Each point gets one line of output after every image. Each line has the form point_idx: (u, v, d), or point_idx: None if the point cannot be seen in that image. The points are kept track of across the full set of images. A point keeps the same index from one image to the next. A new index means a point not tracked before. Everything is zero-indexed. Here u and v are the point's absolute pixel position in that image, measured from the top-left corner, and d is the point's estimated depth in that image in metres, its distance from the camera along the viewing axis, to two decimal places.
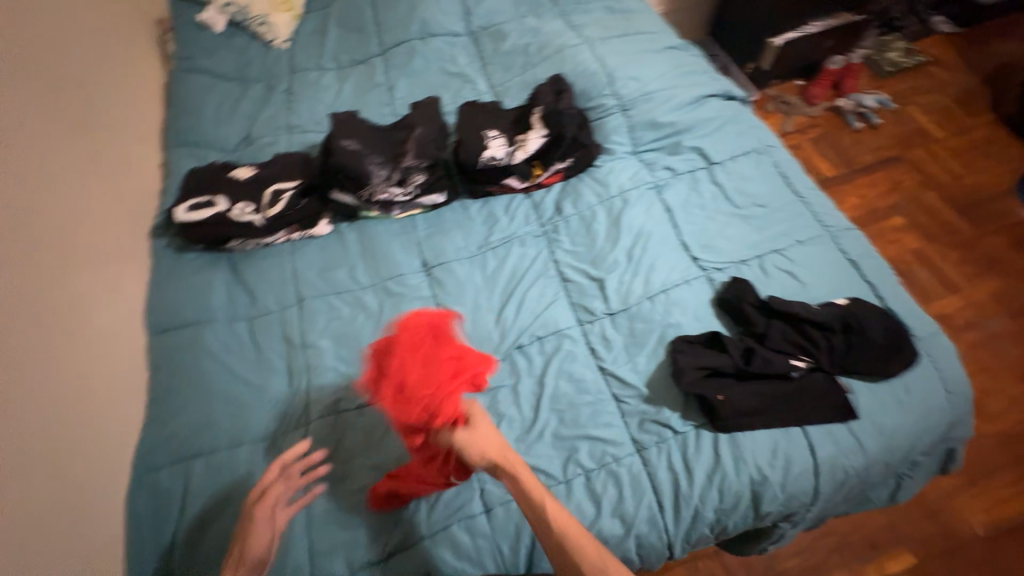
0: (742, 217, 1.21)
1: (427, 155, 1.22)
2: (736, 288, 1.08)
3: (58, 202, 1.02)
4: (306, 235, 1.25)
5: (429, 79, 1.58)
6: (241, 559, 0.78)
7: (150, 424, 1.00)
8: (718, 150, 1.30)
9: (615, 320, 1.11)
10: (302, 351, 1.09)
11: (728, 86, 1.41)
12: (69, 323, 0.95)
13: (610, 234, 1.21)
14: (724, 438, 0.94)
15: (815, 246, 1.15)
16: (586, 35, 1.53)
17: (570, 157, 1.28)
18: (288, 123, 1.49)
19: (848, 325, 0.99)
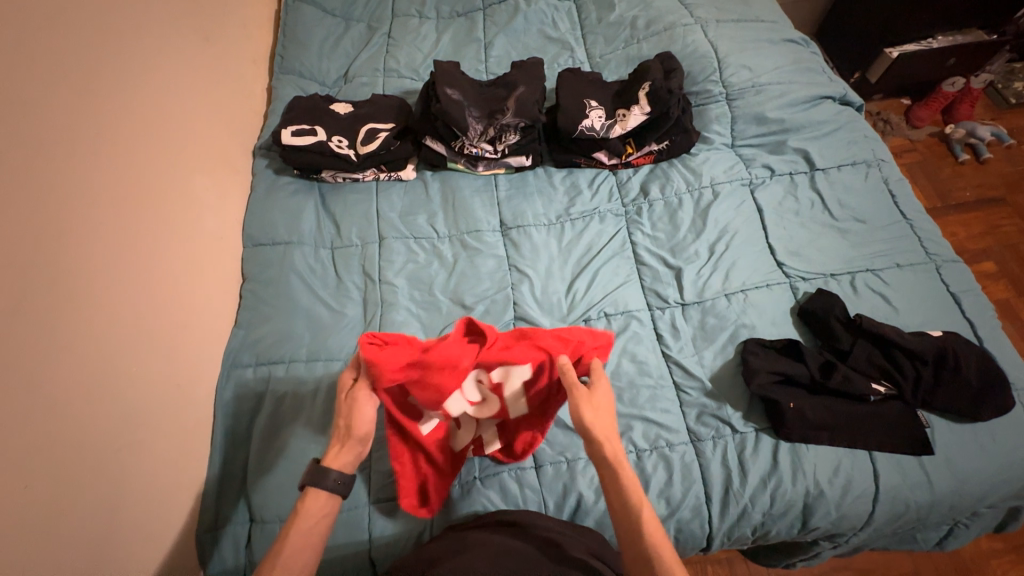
0: (838, 230, 1.15)
1: (525, 115, 1.21)
2: (824, 300, 1.04)
3: (179, 113, 1.10)
4: (393, 177, 1.29)
5: (527, 39, 1.53)
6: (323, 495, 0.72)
7: (240, 327, 1.10)
8: (823, 155, 1.23)
9: (686, 311, 1.09)
10: (377, 287, 1.13)
11: (847, 90, 1.32)
12: (184, 224, 1.04)
13: (694, 225, 1.18)
14: (785, 446, 0.93)
15: (915, 273, 1.09)
16: (699, 15, 1.44)
17: (667, 140, 1.25)
18: (383, 65, 1.49)
19: (942, 358, 0.94)
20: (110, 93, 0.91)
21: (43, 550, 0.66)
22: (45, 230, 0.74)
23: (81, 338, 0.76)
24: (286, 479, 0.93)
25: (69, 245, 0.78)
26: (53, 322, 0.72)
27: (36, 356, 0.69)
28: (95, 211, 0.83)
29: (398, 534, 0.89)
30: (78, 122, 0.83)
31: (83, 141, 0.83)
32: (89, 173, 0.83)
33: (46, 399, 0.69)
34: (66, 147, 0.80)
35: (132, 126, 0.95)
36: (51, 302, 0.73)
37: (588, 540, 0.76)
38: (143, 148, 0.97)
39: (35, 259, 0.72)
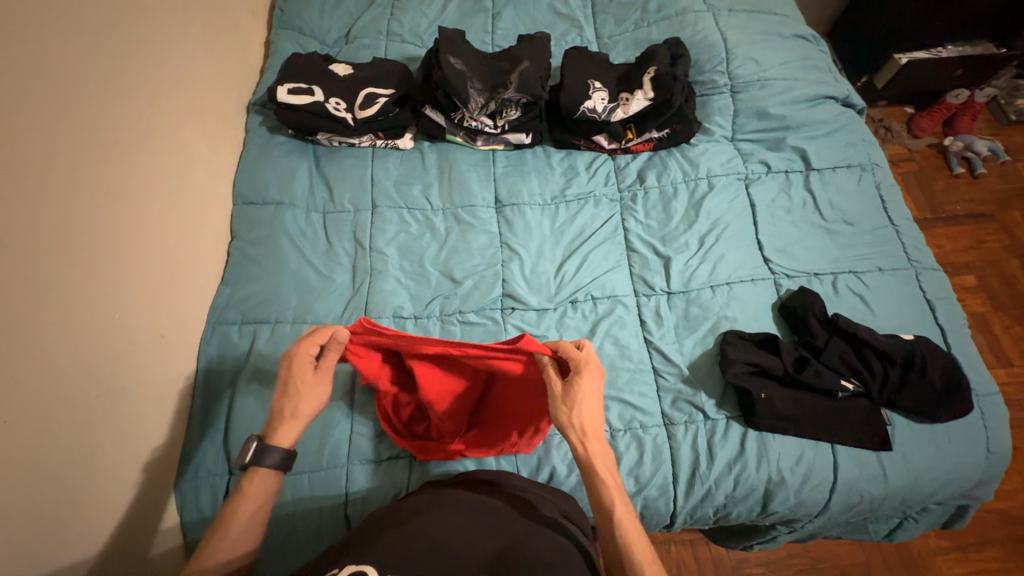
0: (826, 231, 1.17)
1: (528, 92, 1.18)
2: (805, 297, 1.06)
3: (173, 59, 1.06)
4: (390, 145, 1.27)
5: (537, 13, 1.50)
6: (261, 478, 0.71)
7: (227, 285, 1.09)
8: (821, 155, 1.24)
9: (671, 300, 1.11)
10: (367, 254, 1.13)
11: (850, 91, 1.32)
12: (172, 174, 1.01)
13: (687, 215, 1.19)
14: (753, 435, 0.96)
15: (895, 278, 1.11)
16: (712, 2, 1.42)
17: (667, 128, 1.24)
18: (386, 27, 1.44)
19: (910, 360, 0.98)
20: (96, 30, 0.87)
21: (18, 487, 0.66)
22: (23, 165, 0.71)
23: (60, 281, 0.75)
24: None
25: (52, 185, 0.75)
26: (29, 262, 0.71)
27: (13, 296, 0.68)
28: (78, 151, 0.81)
29: (375, 492, 0.92)
30: (59, 55, 0.79)
31: (66, 76, 0.80)
32: (72, 113, 0.80)
33: (23, 340, 0.69)
34: (46, 80, 0.76)
35: (120, 66, 0.91)
36: (29, 242, 0.71)
37: (561, 502, 0.79)
38: (133, 93, 0.94)
39: (12, 196, 0.69)
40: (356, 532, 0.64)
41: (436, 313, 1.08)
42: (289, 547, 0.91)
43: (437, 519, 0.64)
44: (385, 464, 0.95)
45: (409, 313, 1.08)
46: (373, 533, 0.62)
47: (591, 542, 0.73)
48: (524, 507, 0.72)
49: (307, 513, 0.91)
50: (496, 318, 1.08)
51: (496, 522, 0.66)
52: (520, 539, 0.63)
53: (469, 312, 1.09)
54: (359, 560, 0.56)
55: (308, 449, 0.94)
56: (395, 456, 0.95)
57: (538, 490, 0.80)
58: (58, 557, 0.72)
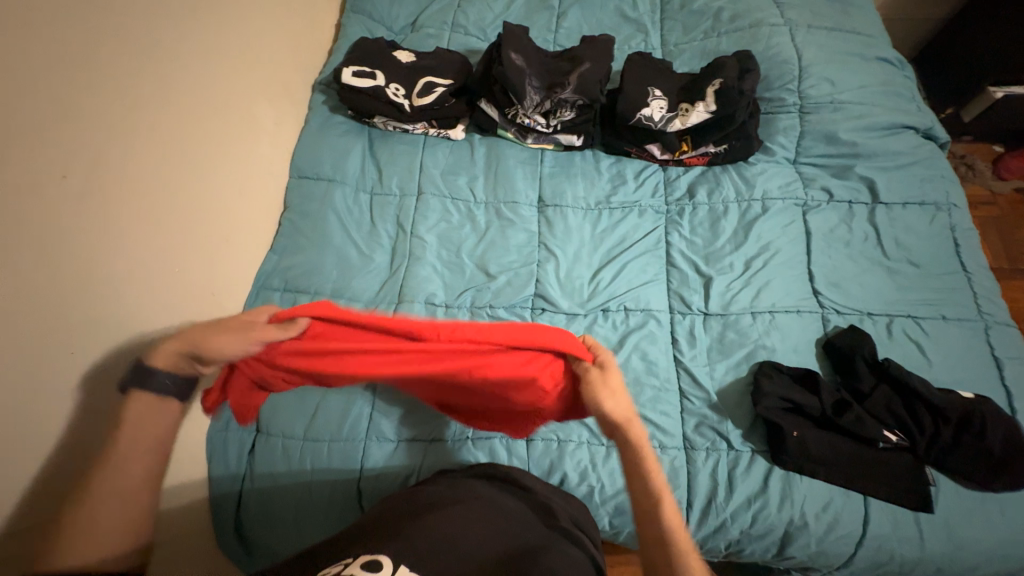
0: (886, 269, 1.10)
1: (584, 95, 1.17)
2: (854, 337, 1.00)
3: (252, 36, 1.13)
4: (442, 134, 1.29)
5: (603, 15, 1.48)
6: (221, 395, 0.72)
7: (275, 253, 1.14)
8: (890, 188, 1.15)
9: (708, 321, 1.07)
10: (408, 239, 1.16)
11: (933, 122, 1.22)
12: (237, 143, 1.07)
13: (734, 236, 1.15)
14: (777, 473, 0.92)
15: (959, 329, 1.03)
16: (790, 16, 1.35)
17: (725, 144, 1.19)
18: (451, 19, 1.46)
19: (967, 420, 0.90)
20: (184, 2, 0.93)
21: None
22: (105, 121, 0.77)
23: (127, 232, 0.81)
24: (296, 400, 1.00)
25: (128, 141, 0.81)
26: (103, 211, 0.77)
27: (87, 240, 0.74)
28: (158, 112, 0.87)
29: (389, 469, 0.95)
30: (149, 23, 0.85)
31: (151, 42, 0.86)
32: (153, 77, 0.86)
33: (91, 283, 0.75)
34: (134, 44, 0.82)
35: (199, 36, 0.97)
36: (106, 192, 0.77)
37: (574, 512, 0.78)
38: (214, 65, 1.01)
39: (97, 147, 0.76)
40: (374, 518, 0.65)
41: (467, 304, 1.10)
42: (304, 509, 0.95)
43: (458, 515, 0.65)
44: (402, 443, 0.97)
45: (442, 301, 1.10)
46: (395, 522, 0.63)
47: (603, 554, 0.72)
48: (540, 509, 0.73)
49: (322, 479, 0.95)
50: (525, 316, 1.08)
51: (515, 524, 0.67)
52: (531, 547, 0.62)
53: (499, 307, 1.09)
54: (376, 549, 0.56)
55: (331, 418, 0.98)
56: (412, 438, 0.97)
57: (552, 494, 0.79)
58: None
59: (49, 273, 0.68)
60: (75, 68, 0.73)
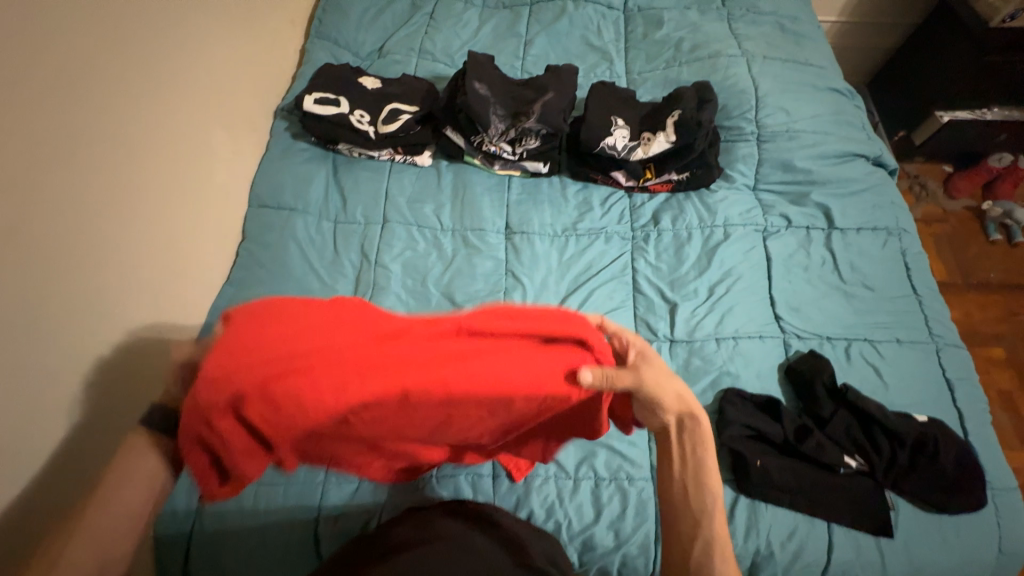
0: (843, 294, 1.13)
1: (548, 125, 1.18)
2: (814, 362, 1.02)
3: (208, 64, 1.11)
4: (408, 160, 1.28)
5: (569, 44, 1.51)
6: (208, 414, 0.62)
7: (230, 286, 1.09)
8: (844, 214, 1.20)
9: (673, 348, 1.08)
10: (372, 268, 1.14)
11: (882, 150, 1.27)
12: (187, 173, 1.03)
13: (698, 262, 1.17)
14: (743, 502, 0.91)
15: (913, 351, 1.06)
16: (747, 47, 1.40)
17: (687, 172, 1.22)
18: (419, 45, 1.46)
19: (922, 442, 0.92)
20: (129, 32, 0.91)
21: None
22: (35, 157, 0.74)
23: (59, 272, 0.77)
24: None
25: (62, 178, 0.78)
26: (30, 252, 0.73)
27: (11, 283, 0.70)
28: (97, 145, 0.84)
29: (347, 513, 0.90)
30: (91, 55, 0.83)
31: (89, 73, 0.83)
32: (93, 109, 0.83)
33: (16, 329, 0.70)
34: (73, 78, 0.80)
35: (145, 66, 0.94)
36: (34, 232, 0.73)
37: (547, 548, 0.75)
38: (164, 94, 0.98)
39: (25, 184, 0.72)
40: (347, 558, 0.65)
41: None
42: (255, 559, 0.89)
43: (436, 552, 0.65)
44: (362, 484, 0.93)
45: None
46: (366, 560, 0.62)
47: None
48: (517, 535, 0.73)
49: (276, 526, 0.90)
50: None
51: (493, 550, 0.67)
52: None
53: None
54: None
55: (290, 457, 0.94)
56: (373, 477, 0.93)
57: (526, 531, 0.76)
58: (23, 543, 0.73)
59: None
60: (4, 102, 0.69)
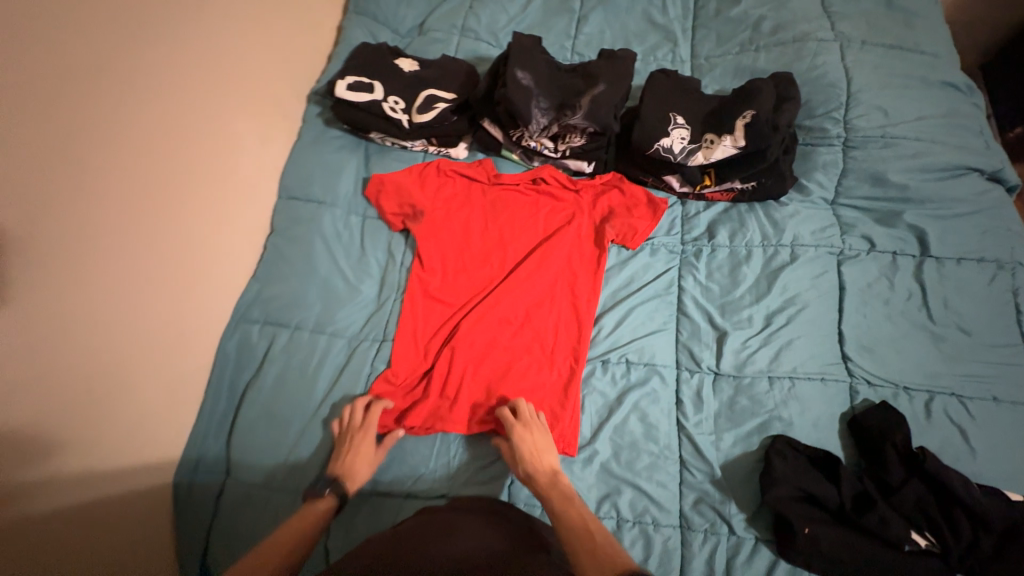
0: (930, 336, 0.96)
1: (596, 121, 1.05)
2: (886, 418, 0.88)
3: (237, 45, 1.06)
4: (442, 152, 1.21)
5: (628, 21, 1.34)
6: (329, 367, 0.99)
7: (256, 281, 1.07)
8: (943, 240, 1.01)
9: (718, 383, 0.97)
10: (399, 269, 1.09)
11: (1002, 163, 1.05)
12: (216, 169, 1.01)
13: (756, 286, 1.03)
14: (784, 567, 0.81)
15: (1013, 413, 0.89)
16: (842, 29, 1.19)
17: (754, 181, 1.06)
18: (461, 22, 1.35)
19: (1014, 530, 0.77)
20: (153, 16, 0.87)
21: (19, 485, 0.67)
22: (54, 157, 0.71)
23: (86, 280, 0.76)
24: (283, 399, 0.96)
25: (79, 173, 0.75)
26: (55, 259, 0.72)
27: (29, 288, 0.68)
28: (127, 138, 0.82)
29: (359, 526, 0.88)
30: (110, 46, 0.80)
31: (118, 60, 0.81)
32: (114, 106, 0.80)
33: (40, 338, 0.70)
34: (89, 72, 0.76)
35: (172, 57, 0.91)
36: (58, 238, 0.72)
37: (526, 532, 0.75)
38: (194, 82, 0.95)
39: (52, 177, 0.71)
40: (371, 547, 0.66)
41: None
42: None
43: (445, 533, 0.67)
44: (374, 499, 0.90)
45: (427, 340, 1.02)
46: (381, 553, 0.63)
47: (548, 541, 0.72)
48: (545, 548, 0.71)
49: None
50: None
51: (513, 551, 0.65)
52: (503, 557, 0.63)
53: None
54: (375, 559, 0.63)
55: (310, 444, 0.92)
56: (388, 492, 0.91)
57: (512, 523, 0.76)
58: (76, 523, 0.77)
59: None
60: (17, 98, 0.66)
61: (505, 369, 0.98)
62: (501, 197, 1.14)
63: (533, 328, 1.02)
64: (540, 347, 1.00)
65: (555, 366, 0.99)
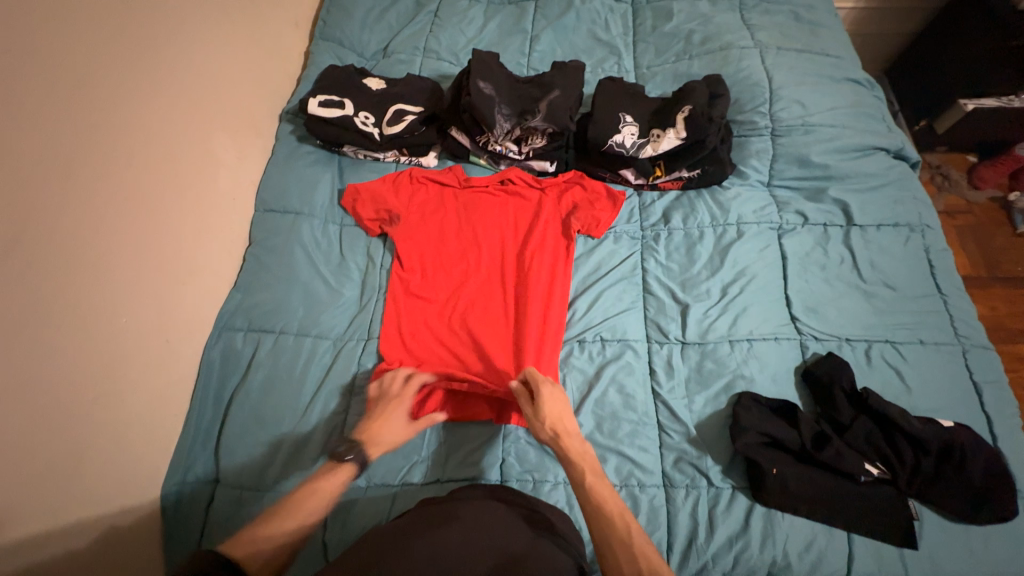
0: (863, 293, 1.08)
1: (555, 122, 1.16)
2: (833, 365, 0.98)
3: (210, 68, 1.12)
4: (413, 161, 1.28)
5: (577, 38, 1.47)
6: (314, 369, 1.01)
7: (238, 291, 1.11)
8: (863, 210, 1.15)
9: (685, 351, 1.05)
10: (378, 271, 1.13)
11: (904, 143, 1.22)
12: (192, 185, 1.04)
13: (710, 262, 1.13)
14: (759, 510, 0.88)
15: (938, 353, 1.01)
16: (761, 38, 1.36)
17: (698, 169, 1.18)
18: (424, 44, 1.45)
19: (947, 450, 0.88)
20: (130, 41, 0.92)
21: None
22: (32, 174, 0.74)
23: (64, 291, 0.78)
24: (271, 403, 0.98)
25: (57, 187, 0.78)
26: (33, 271, 0.74)
27: (6, 297, 0.70)
28: (103, 154, 0.85)
29: (355, 520, 0.89)
30: (89, 70, 0.84)
31: (96, 82, 0.85)
32: (92, 125, 0.84)
33: (16, 347, 0.71)
34: (66, 95, 0.80)
35: (148, 79, 0.95)
36: (36, 250, 0.74)
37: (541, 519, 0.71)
38: (169, 103, 1.00)
39: (31, 187, 0.74)
40: (393, 524, 0.62)
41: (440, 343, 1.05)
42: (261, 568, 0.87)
43: (483, 521, 0.62)
44: (370, 492, 0.92)
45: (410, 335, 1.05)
46: (406, 534, 0.58)
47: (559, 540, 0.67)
48: (569, 550, 0.66)
49: None
50: None
51: (545, 553, 0.60)
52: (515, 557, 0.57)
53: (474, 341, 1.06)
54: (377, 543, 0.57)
55: (301, 444, 0.94)
56: (383, 483, 0.93)
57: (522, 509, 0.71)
58: (60, 534, 0.76)
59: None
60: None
61: (490, 362, 1.01)
62: (472, 199, 1.21)
63: (513, 320, 1.06)
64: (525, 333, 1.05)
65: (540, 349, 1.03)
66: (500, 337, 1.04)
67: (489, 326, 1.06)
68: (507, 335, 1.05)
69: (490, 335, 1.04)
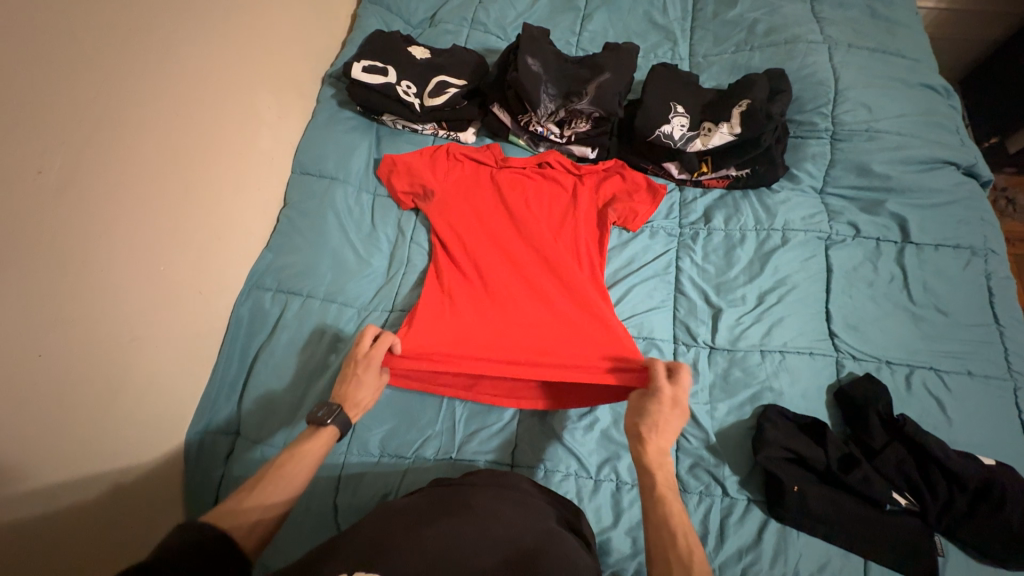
0: (911, 315, 1.02)
1: (602, 107, 1.11)
2: (870, 387, 0.93)
3: (259, 24, 1.11)
4: (451, 136, 1.26)
5: (631, 20, 1.41)
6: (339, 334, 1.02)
7: (270, 251, 1.13)
8: (922, 227, 1.08)
9: (713, 356, 1.02)
10: (408, 244, 1.13)
11: (976, 159, 1.13)
12: (234, 139, 1.05)
13: (748, 267, 1.09)
14: (773, 525, 0.86)
15: (986, 386, 0.95)
16: (830, 33, 1.27)
17: (749, 167, 1.13)
18: (472, 15, 1.40)
19: (985, 489, 0.83)
20: None
21: (36, 417, 0.71)
22: (83, 117, 0.75)
23: (107, 236, 0.80)
24: (294, 364, 1.00)
25: (107, 130, 0.79)
26: (77, 214, 0.75)
27: (53, 233, 0.72)
28: (152, 101, 0.86)
29: (366, 486, 0.91)
30: (143, 19, 0.84)
31: (149, 28, 0.85)
32: (142, 71, 0.84)
33: (59, 283, 0.73)
34: (120, 39, 0.80)
35: (199, 31, 0.95)
36: (83, 193, 0.76)
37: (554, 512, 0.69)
38: (217, 56, 1.00)
39: (82, 128, 0.75)
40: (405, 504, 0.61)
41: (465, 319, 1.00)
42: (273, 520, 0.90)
43: (496, 513, 0.60)
44: (382, 460, 0.93)
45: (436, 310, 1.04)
46: (418, 520, 0.57)
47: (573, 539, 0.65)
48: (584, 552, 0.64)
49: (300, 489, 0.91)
50: None
51: (561, 549, 0.58)
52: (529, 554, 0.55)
53: None
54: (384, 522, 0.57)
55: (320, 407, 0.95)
56: (395, 454, 0.94)
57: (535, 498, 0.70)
58: (91, 465, 0.80)
59: (11, 278, 0.67)
60: (51, 58, 0.70)
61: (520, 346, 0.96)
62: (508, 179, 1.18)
63: (548, 307, 1.00)
64: (566, 311, 1.00)
65: (588, 332, 0.97)
66: (533, 322, 0.99)
67: (522, 310, 1.00)
68: (540, 321, 0.99)
69: (522, 319, 0.99)
